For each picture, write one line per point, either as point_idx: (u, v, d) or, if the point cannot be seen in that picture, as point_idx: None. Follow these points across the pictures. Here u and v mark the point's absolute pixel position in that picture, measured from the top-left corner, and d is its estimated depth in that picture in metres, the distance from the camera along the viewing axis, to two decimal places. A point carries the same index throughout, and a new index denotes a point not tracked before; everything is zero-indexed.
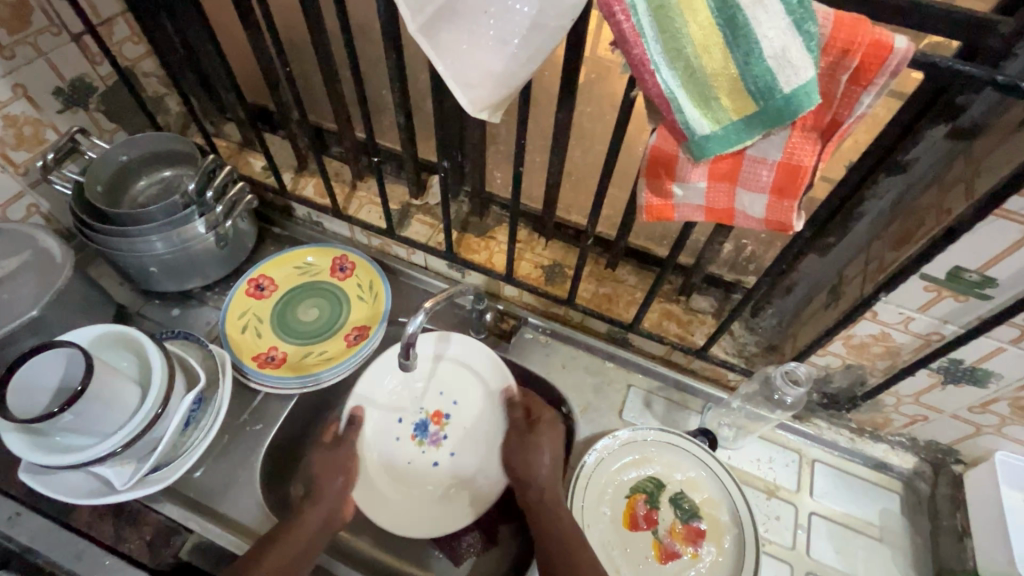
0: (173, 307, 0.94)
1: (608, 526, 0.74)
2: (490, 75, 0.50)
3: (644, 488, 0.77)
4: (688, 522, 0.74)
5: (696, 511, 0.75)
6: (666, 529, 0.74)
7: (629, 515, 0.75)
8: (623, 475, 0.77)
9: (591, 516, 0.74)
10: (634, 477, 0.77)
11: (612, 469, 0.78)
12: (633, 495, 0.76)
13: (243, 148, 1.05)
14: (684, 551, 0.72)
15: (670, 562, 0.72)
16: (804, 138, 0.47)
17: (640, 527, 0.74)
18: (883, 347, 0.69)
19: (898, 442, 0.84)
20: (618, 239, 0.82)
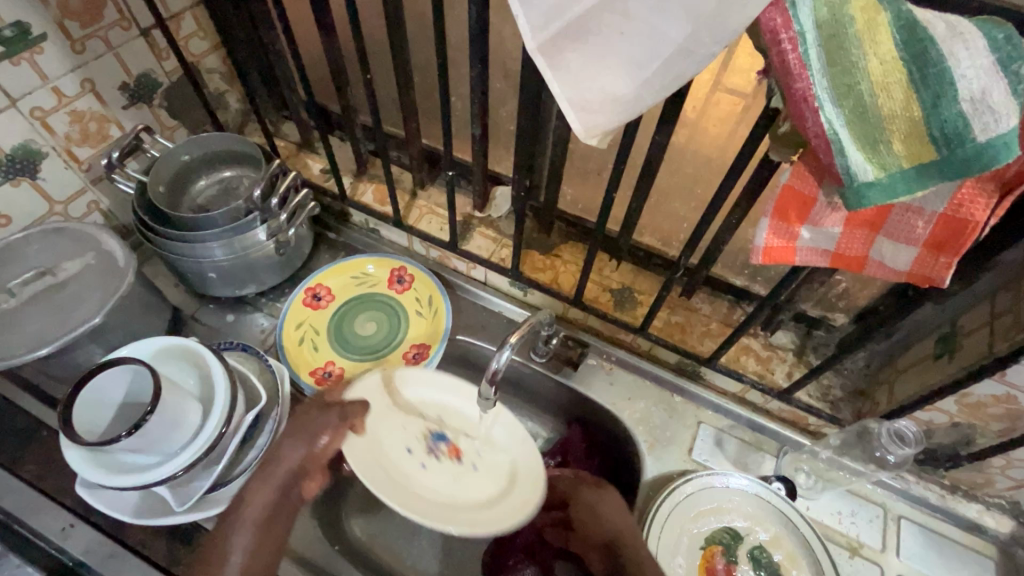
0: (227, 313, 0.91)
1: None
2: (615, 101, 0.45)
3: (720, 540, 0.72)
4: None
5: (776, 568, 0.71)
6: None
7: (705, 569, 0.71)
8: (699, 521, 0.73)
9: (666, 567, 0.70)
10: (711, 526, 0.73)
11: (687, 517, 0.73)
12: (709, 546, 0.72)
13: (302, 149, 1.02)
14: None
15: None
16: (978, 190, 0.41)
17: None
18: (1003, 409, 0.63)
19: (995, 504, 0.77)
20: (701, 270, 0.77)
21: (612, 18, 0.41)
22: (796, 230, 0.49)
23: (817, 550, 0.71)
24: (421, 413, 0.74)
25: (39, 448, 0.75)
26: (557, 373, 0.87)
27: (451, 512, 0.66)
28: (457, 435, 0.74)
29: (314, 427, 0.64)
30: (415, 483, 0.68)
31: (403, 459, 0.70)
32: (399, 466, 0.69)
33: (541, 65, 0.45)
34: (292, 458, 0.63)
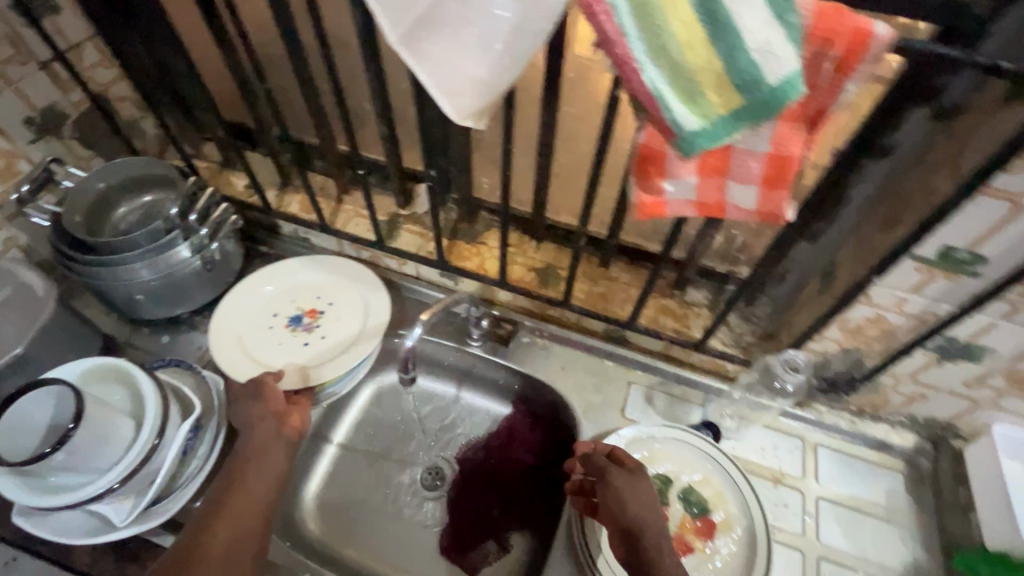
0: (162, 335, 0.92)
1: None
2: (475, 82, 0.50)
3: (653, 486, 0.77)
4: (697, 517, 0.75)
5: (706, 504, 0.76)
6: (676, 525, 0.75)
7: None
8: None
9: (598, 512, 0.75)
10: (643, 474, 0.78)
11: None
12: None
13: (224, 167, 1.04)
14: (696, 544, 0.73)
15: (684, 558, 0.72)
16: (792, 128, 0.47)
17: None
18: (878, 329, 0.70)
19: (898, 422, 0.84)
20: (610, 238, 0.83)
21: (455, 7, 0.46)
22: (658, 184, 0.55)
23: (739, 481, 0.77)
24: (266, 329, 0.88)
25: None
26: (492, 353, 0.91)
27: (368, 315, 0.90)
28: (293, 311, 0.91)
29: (258, 387, 0.73)
30: (315, 348, 0.87)
31: (308, 348, 0.87)
32: (293, 354, 0.86)
33: (405, 57, 0.49)
34: (266, 415, 0.71)
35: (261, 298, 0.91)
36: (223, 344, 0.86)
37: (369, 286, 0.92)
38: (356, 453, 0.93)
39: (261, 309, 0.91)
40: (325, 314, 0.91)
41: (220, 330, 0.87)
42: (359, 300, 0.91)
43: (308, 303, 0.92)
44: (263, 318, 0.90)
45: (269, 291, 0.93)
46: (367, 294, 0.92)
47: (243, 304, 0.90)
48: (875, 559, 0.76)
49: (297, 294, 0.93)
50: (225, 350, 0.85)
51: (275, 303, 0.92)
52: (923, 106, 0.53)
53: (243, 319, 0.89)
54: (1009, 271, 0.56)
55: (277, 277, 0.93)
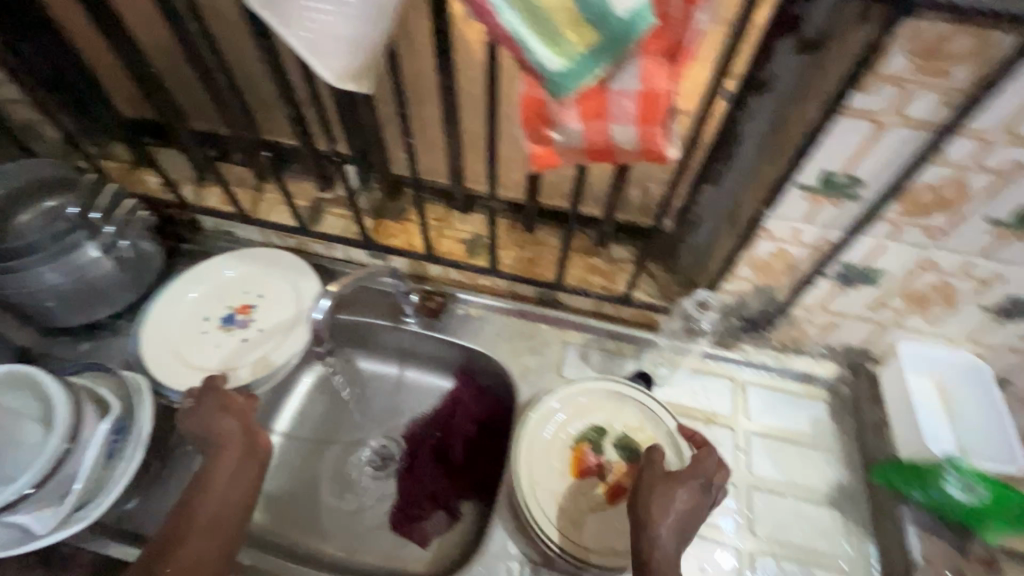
0: (82, 342, 0.89)
1: (557, 478, 0.76)
2: (343, 41, 0.50)
3: (588, 437, 0.79)
4: (632, 462, 0.78)
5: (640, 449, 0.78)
6: (612, 471, 0.77)
7: (578, 464, 0.77)
8: (568, 425, 0.80)
9: (541, 469, 0.76)
10: (579, 427, 0.80)
11: (557, 424, 0.80)
12: (579, 445, 0.79)
13: (136, 166, 1.00)
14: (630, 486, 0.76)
15: (620, 501, 0.75)
16: (656, 64, 0.49)
17: (589, 473, 0.77)
18: (783, 263, 0.73)
19: (819, 353, 0.88)
20: (528, 201, 0.84)
21: None
22: (545, 133, 0.56)
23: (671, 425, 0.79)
24: (198, 335, 0.84)
25: None
26: (428, 327, 0.92)
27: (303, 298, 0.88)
28: (224, 311, 0.88)
29: (224, 400, 0.71)
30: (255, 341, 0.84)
31: (247, 343, 0.84)
32: (234, 352, 0.83)
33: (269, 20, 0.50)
34: (234, 431, 0.69)
35: (188, 305, 0.87)
36: (154, 358, 0.81)
37: (299, 270, 0.90)
38: (300, 442, 0.92)
39: (189, 317, 0.86)
40: (258, 308, 0.88)
41: (149, 347, 0.82)
42: (291, 287, 0.89)
43: (238, 300, 0.89)
44: (193, 325, 0.86)
45: (195, 295, 0.89)
46: (298, 278, 0.90)
47: (168, 315, 0.85)
48: (802, 482, 0.80)
49: (226, 294, 0.89)
50: (157, 363, 0.80)
51: (204, 307, 0.88)
52: (787, 34, 0.56)
53: (171, 330, 0.84)
54: (884, 190, 0.59)
55: (202, 279, 0.89)
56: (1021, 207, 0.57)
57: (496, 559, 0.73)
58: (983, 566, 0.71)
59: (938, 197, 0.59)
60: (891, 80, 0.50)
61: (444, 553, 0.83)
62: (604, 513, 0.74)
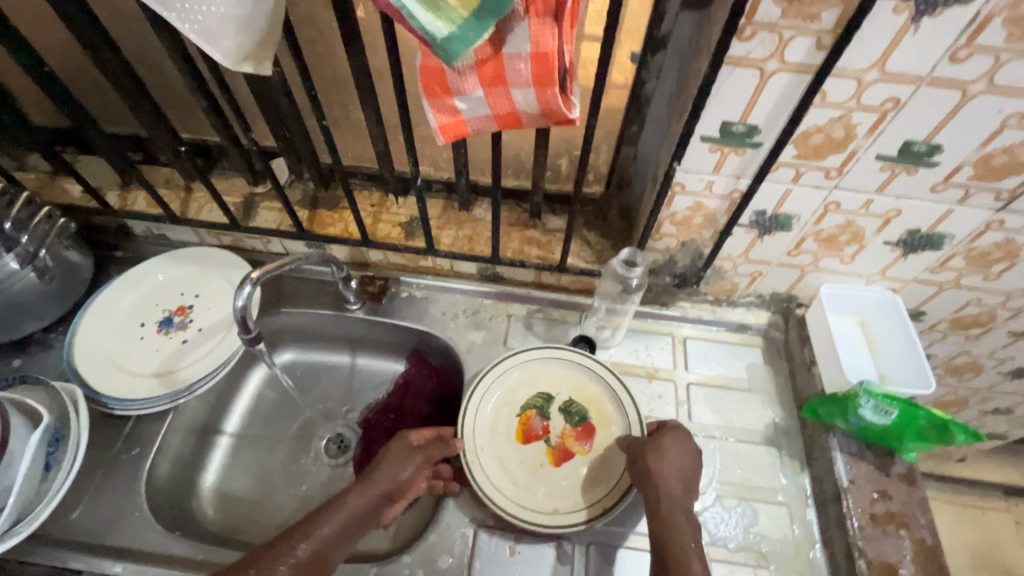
0: (12, 359, 0.86)
1: (504, 444, 0.79)
2: (228, 20, 0.49)
3: (534, 404, 0.82)
4: (577, 425, 0.80)
5: (583, 411, 0.81)
6: (557, 435, 0.80)
7: (523, 431, 0.80)
8: (513, 395, 0.82)
9: (490, 436, 0.79)
10: (525, 396, 0.82)
11: (503, 393, 0.82)
12: (526, 412, 0.81)
13: (56, 176, 0.97)
14: (575, 449, 0.79)
15: (563, 463, 0.78)
16: (543, 24, 0.50)
17: (535, 438, 0.80)
18: (702, 216, 0.76)
19: (750, 303, 0.92)
20: (458, 178, 0.85)
21: None
22: (450, 103, 0.57)
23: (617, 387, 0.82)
24: (136, 341, 0.83)
25: None
26: (372, 312, 0.92)
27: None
28: (162, 315, 0.86)
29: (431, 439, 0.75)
30: (196, 343, 0.83)
31: (189, 343, 0.83)
32: (173, 356, 0.82)
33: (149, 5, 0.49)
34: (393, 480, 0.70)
35: (123, 313, 0.85)
36: (89, 367, 0.80)
37: (235, 269, 0.88)
38: (252, 440, 0.91)
39: (124, 325, 0.85)
40: (198, 309, 0.86)
41: (84, 358, 0.80)
42: (229, 285, 0.88)
43: (176, 302, 0.87)
44: (129, 331, 0.84)
45: (130, 300, 0.87)
46: (234, 276, 0.88)
47: (101, 325, 0.83)
48: (741, 426, 0.84)
49: (162, 299, 0.88)
50: (93, 373, 0.79)
51: (139, 312, 0.86)
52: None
53: (105, 341, 0.82)
54: (779, 135, 0.62)
55: (137, 284, 0.88)
56: (905, 141, 0.60)
57: (451, 528, 0.75)
58: (906, 483, 0.76)
59: (829, 139, 0.62)
60: (767, 27, 0.52)
61: (405, 531, 0.84)
62: (546, 476, 0.77)
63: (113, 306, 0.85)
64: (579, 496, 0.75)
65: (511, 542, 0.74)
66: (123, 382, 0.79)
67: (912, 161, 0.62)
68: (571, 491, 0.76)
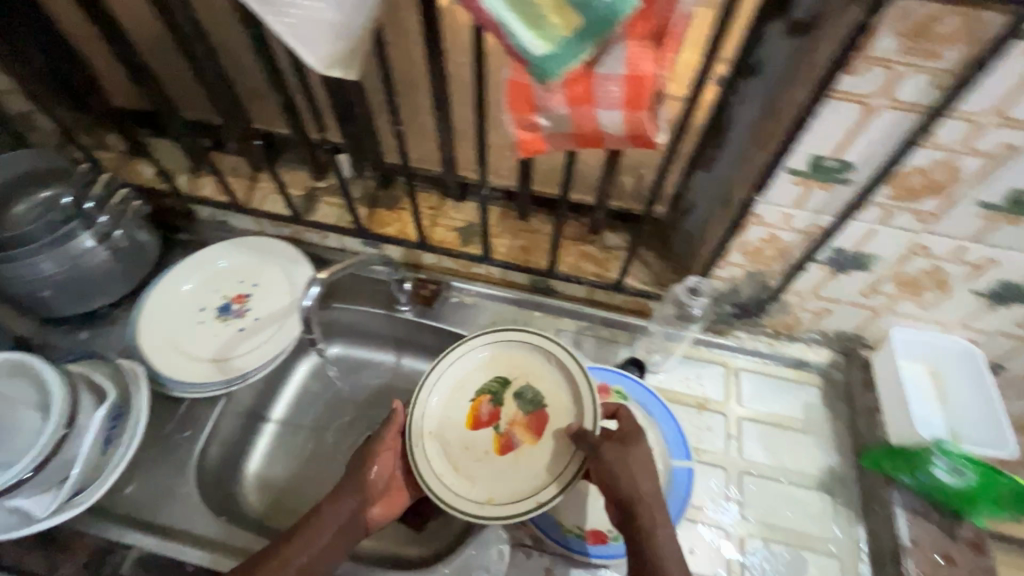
0: (79, 331, 0.89)
1: (451, 429, 0.74)
2: (326, 27, 0.50)
3: (489, 389, 0.76)
4: (531, 412, 0.73)
5: (539, 399, 0.74)
6: (508, 422, 0.74)
7: (472, 416, 0.74)
8: (470, 377, 0.77)
9: (435, 419, 0.74)
10: (481, 379, 0.77)
11: (457, 373, 0.77)
12: (478, 397, 0.75)
13: (131, 157, 1.01)
14: (524, 439, 0.72)
15: (509, 452, 0.71)
16: (641, 47, 0.48)
17: (484, 425, 0.74)
18: (774, 248, 0.73)
19: (812, 339, 0.88)
20: (521, 188, 0.84)
21: None
22: (532, 119, 0.56)
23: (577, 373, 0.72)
24: (196, 326, 0.85)
25: None
26: (421, 315, 0.92)
27: (298, 285, 0.88)
28: (221, 300, 0.88)
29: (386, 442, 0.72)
30: (252, 331, 0.85)
31: (245, 331, 0.85)
32: (231, 343, 0.84)
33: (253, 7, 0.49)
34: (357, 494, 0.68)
35: (183, 297, 0.87)
36: (152, 347, 0.82)
37: (294, 261, 0.90)
38: (295, 431, 0.91)
39: (184, 308, 0.87)
40: (256, 298, 0.88)
41: (146, 339, 0.82)
42: (287, 275, 0.89)
43: (235, 288, 0.89)
44: (188, 315, 0.86)
45: (191, 284, 0.89)
46: (293, 268, 0.90)
47: (163, 306, 0.86)
48: (793, 467, 0.81)
49: (220, 284, 0.90)
50: (155, 354, 0.81)
51: (199, 297, 0.88)
52: (777, 19, 0.55)
53: (166, 323, 0.84)
54: (874, 173, 0.58)
55: (198, 269, 0.90)
56: (1015, 190, 0.56)
57: (488, 542, 0.75)
58: (972, 549, 0.71)
59: (929, 182, 0.58)
60: (880, 62, 0.49)
61: (437, 539, 0.83)
62: (489, 465, 0.71)
63: (174, 289, 0.87)
64: (519, 488, 0.68)
65: (546, 565, 0.74)
66: (183, 365, 0.81)
67: (1018, 212, 0.58)
68: (512, 483, 0.69)
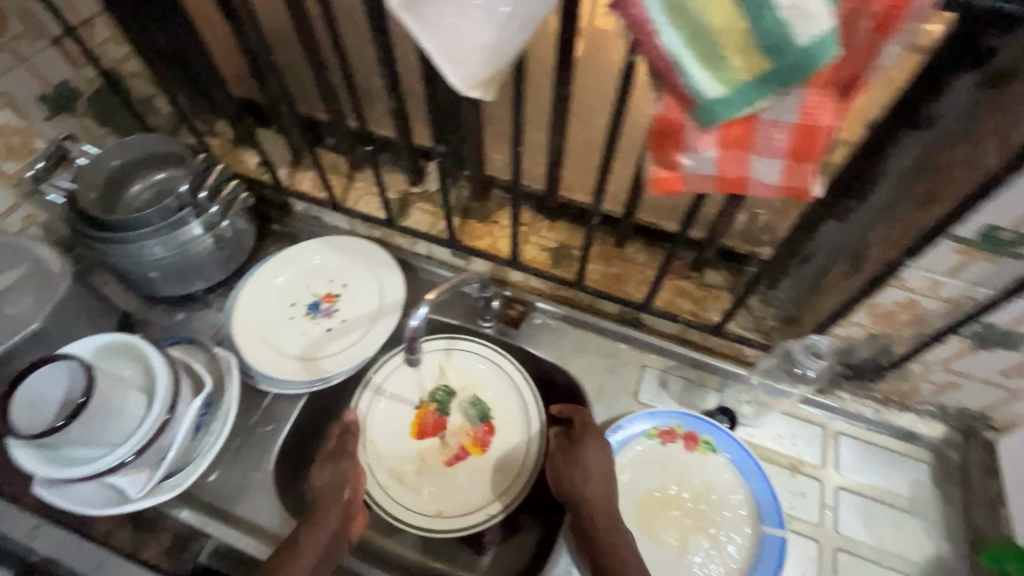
0: (177, 312, 0.93)
1: (395, 437, 0.84)
2: (481, 50, 0.48)
3: (434, 399, 0.86)
4: (478, 423, 0.85)
5: (487, 412, 0.85)
6: (452, 434, 0.85)
7: (416, 426, 0.85)
8: (412, 389, 0.87)
9: (378, 430, 0.84)
10: (427, 390, 0.87)
11: (408, 383, 0.87)
12: (424, 406, 0.86)
13: (237, 145, 1.03)
14: (469, 452, 0.83)
15: (454, 463, 0.83)
16: (822, 95, 0.43)
17: (426, 434, 0.85)
18: (909, 314, 0.66)
19: (926, 411, 0.80)
20: (625, 218, 0.80)
21: None
22: (674, 159, 0.51)
23: (528, 400, 0.85)
24: (286, 322, 0.86)
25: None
26: (504, 334, 0.90)
27: (387, 292, 0.88)
28: (311, 298, 0.89)
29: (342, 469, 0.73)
30: (339, 332, 0.85)
31: (332, 332, 0.86)
32: (318, 343, 0.85)
33: (407, 23, 0.47)
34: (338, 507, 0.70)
35: (275, 291, 0.89)
36: (245, 340, 0.84)
37: (384, 265, 0.90)
38: None
39: (275, 303, 0.88)
40: (344, 298, 0.88)
41: (240, 331, 0.84)
42: (376, 279, 0.89)
43: (326, 287, 0.90)
44: (278, 309, 0.87)
45: (283, 278, 0.90)
46: (382, 272, 0.89)
47: (256, 299, 0.87)
48: (894, 551, 0.74)
49: (311, 281, 0.90)
50: (247, 347, 0.83)
51: (290, 292, 0.89)
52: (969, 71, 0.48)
53: (258, 317, 0.86)
54: None
55: (291, 263, 0.91)
56: None
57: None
58: None
59: None
60: None
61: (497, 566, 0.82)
62: (435, 476, 0.82)
63: (268, 283, 0.89)
64: (465, 499, 0.80)
65: None
66: (272, 362, 0.82)
67: None
68: (462, 493, 0.81)
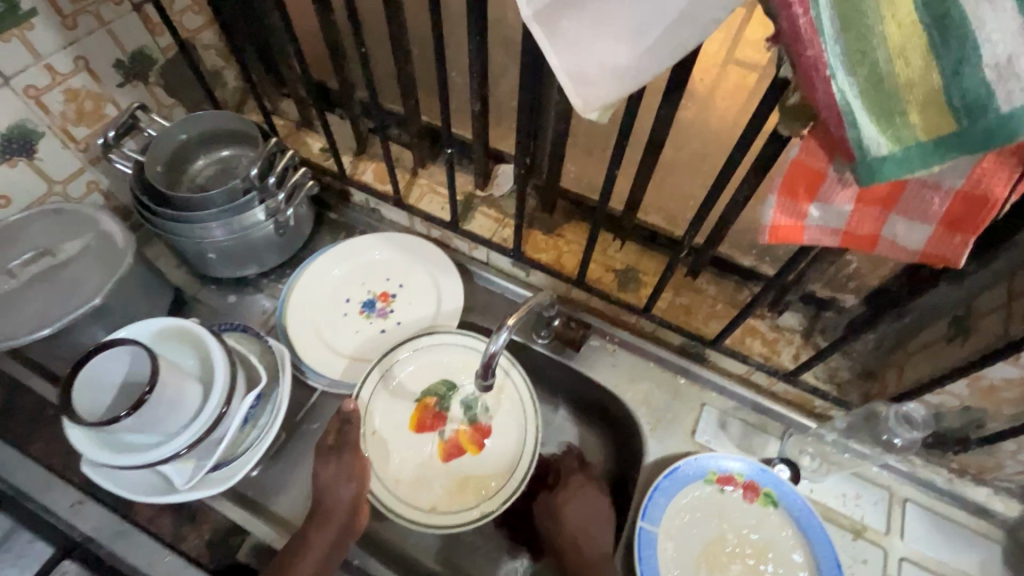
0: (229, 294, 0.91)
1: (394, 426, 0.78)
2: (614, 71, 0.43)
3: (436, 392, 0.80)
4: (475, 422, 0.79)
5: (487, 412, 0.79)
6: (453, 430, 0.79)
7: (416, 418, 0.79)
8: (415, 378, 0.80)
9: (377, 415, 0.78)
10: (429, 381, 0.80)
11: (409, 372, 0.80)
12: (424, 398, 0.79)
13: (301, 127, 1.01)
14: (466, 449, 0.78)
15: (452, 460, 0.77)
16: (999, 164, 0.39)
17: (425, 428, 0.78)
18: (1016, 392, 0.61)
19: (1004, 488, 0.74)
20: (705, 249, 0.76)
21: None
22: (804, 207, 0.46)
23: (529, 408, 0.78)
24: (340, 317, 0.85)
25: (47, 430, 0.76)
26: (559, 354, 0.86)
27: (446, 298, 0.85)
28: (366, 295, 0.87)
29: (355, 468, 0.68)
30: (392, 336, 0.84)
31: (385, 335, 0.84)
32: (371, 345, 0.84)
33: (535, 33, 0.43)
34: (344, 503, 0.67)
35: (330, 283, 0.87)
36: (298, 331, 0.82)
37: (444, 270, 0.87)
38: None
39: (329, 296, 0.86)
40: (400, 300, 0.87)
41: (293, 321, 0.82)
42: (434, 284, 0.87)
43: (383, 285, 0.88)
44: (333, 303, 0.86)
45: (340, 271, 0.88)
46: (441, 278, 0.87)
47: (311, 288, 0.85)
48: None
49: (367, 277, 0.88)
50: (299, 339, 0.82)
51: (346, 286, 0.88)
52: None
53: (311, 308, 0.84)
54: None
55: (348, 255, 0.88)
56: None
57: None
58: None
59: None
60: None
61: None
62: (430, 471, 0.76)
63: (323, 273, 0.87)
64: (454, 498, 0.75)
65: None
66: (323, 358, 0.81)
67: None
68: (450, 490, 0.75)
